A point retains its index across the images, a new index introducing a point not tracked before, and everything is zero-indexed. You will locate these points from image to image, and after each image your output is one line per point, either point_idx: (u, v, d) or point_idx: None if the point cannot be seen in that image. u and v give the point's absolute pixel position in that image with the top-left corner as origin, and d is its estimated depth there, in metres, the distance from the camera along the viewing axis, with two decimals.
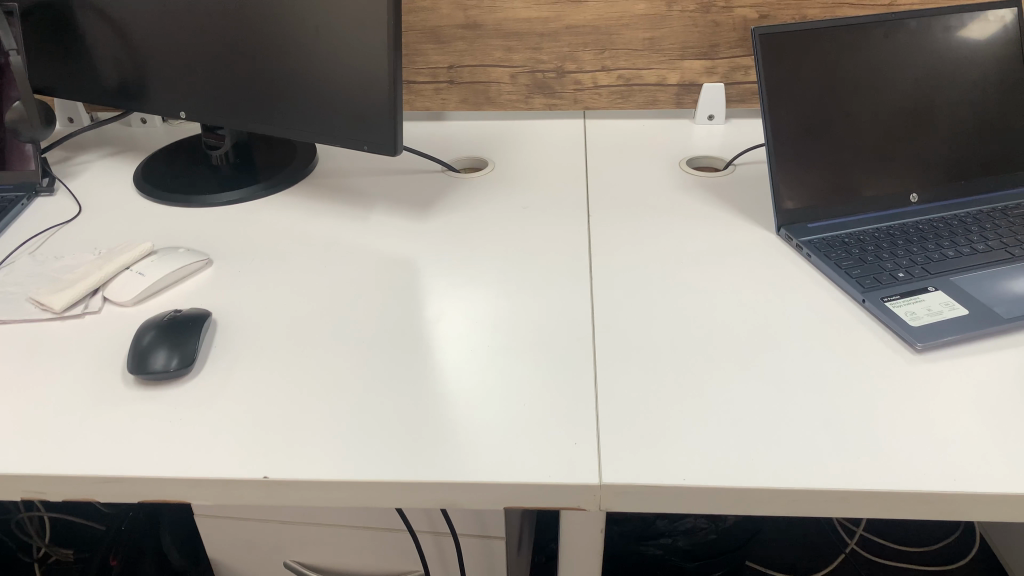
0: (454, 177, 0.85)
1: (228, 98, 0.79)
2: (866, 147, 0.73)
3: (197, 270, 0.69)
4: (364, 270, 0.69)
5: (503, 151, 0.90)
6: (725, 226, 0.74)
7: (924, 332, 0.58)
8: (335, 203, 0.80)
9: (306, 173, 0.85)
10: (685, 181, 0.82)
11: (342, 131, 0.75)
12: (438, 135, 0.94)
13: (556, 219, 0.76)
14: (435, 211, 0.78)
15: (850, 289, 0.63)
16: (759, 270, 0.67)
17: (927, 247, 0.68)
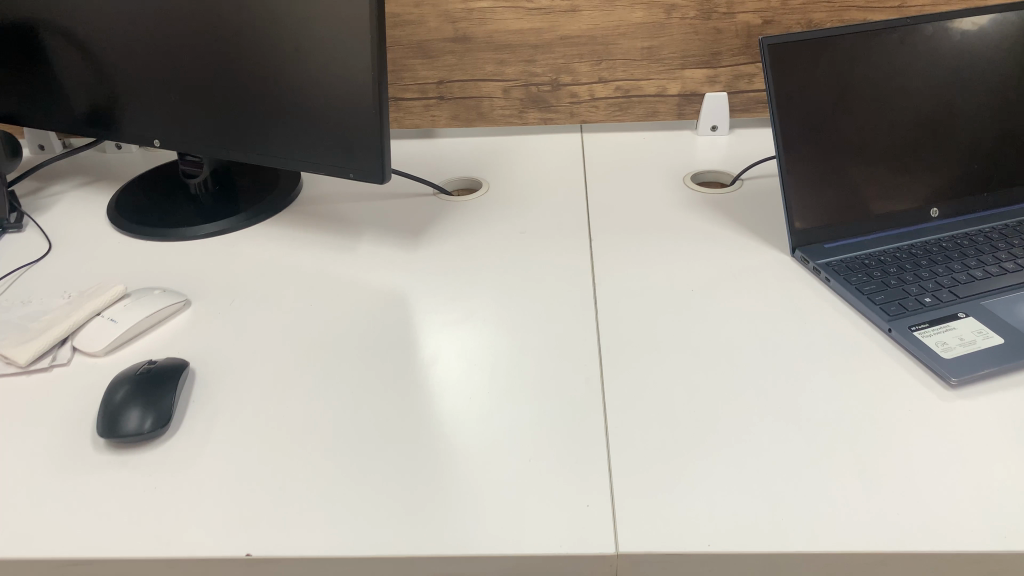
0: (447, 201, 0.80)
1: (205, 124, 0.75)
2: (884, 160, 0.69)
3: (175, 312, 0.64)
4: (354, 307, 0.64)
5: (498, 171, 0.85)
6: (735, 247, 0.70)
7: (958, 364, 0.53)
8: (321, 232, 0.76)
9: (291, 200, 0.81)
10: (689, 198, 0.78)
11: (326, 157, 0.70)
12: (429, 155, 0.89)
13: (558, 245, 0.71)
14: (428, 239, 0.74)
15: (875, 317, 0.59)
16: (775, 297, 0.63)
17: (952, 267, 0.64)
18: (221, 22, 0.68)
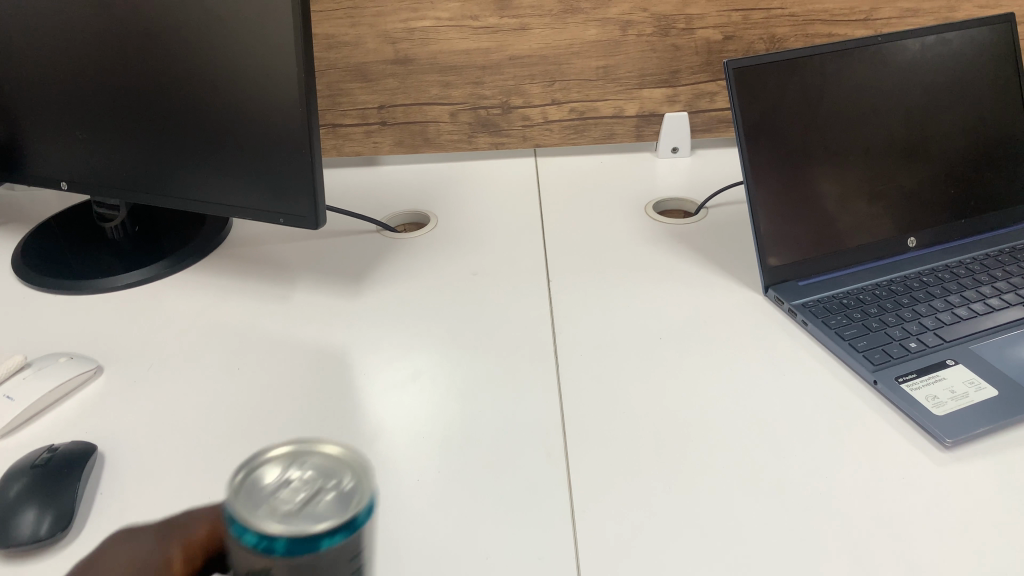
0: (391, 239, 0.74)
1: (117, 163, 0.67)
2: (857, 191, 0.65)
3: (84, 382, 0.57)
4: (288, 370, 0.58)
5: (446, 202, 0.79)
6: (704, 286, 0.65)
7: (951, 423, 0.49)
8: (254, 281, 0.69)
9: (219, 242, 0.74)
10: (652, 229, 0.72)
11: (253, 200, 0.64)
12: (372, 185, 0.83)
13: (512, 288, 0.66)
14: (371, 286, 0.68)
15: (858, 367, 0.54)
16: (750, 345, 0.58)
17: (935, 304, 0.59)
18: (129, 52, 0.61)
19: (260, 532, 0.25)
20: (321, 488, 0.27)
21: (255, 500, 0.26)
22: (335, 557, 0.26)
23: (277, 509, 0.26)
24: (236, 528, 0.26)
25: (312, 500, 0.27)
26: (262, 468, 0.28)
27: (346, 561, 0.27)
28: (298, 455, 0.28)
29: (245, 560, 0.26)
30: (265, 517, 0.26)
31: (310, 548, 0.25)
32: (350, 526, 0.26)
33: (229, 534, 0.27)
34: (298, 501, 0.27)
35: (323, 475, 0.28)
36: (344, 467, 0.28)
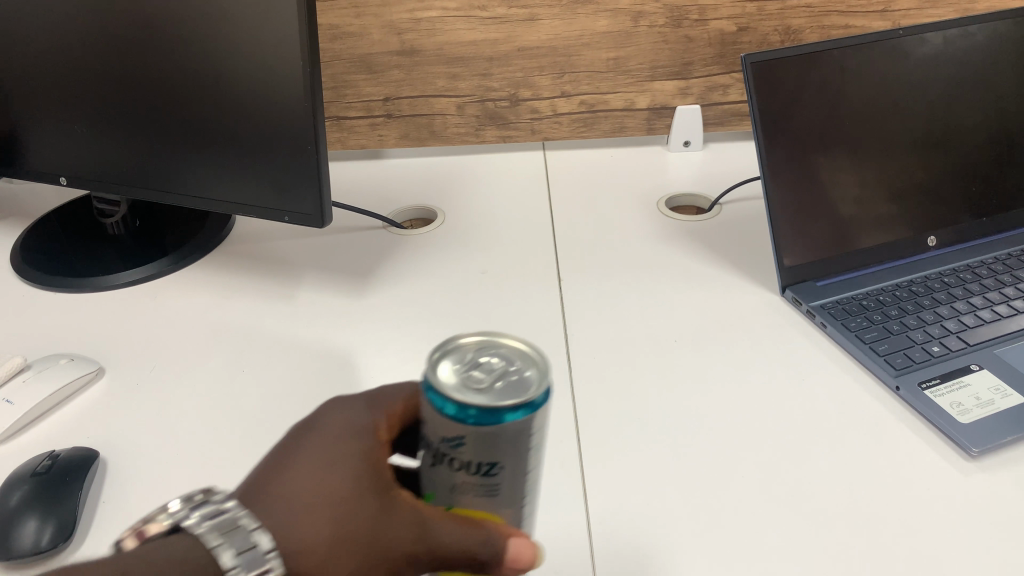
0: (398, 235, 0.73)
1: (116, 158, 0.65)
2: (877, 189, 0.63)
3: (85, 385, 0.56)
4: (294, 373, 0.57)
5: (453, 197, 0.78)
6: (718, 286, 0.63)
7: (978, 431, 0.48)
8: (259, 278, 0.68)
9: (222, 239, 0.73)
10: (665, 226, 0.71)
11: (257, 197, 0.62)
12: (377, 179, 0.82)
13: (523, 288, 0.64)
14: (379, 284, 0.66)
15: (880, 371, 0.53)
16: (768, 348, 0.57)
17: (957, 306, 0.58)
18: (129, 44, 0.59)
19: (457, 404, 0.27)
20: (506, 371, 0.29)
21: (447, 376, 0.28)
22: (516, 431, 0.28)
23: (468, 383, 0.28)
24: (434, 399, 0.28)
25: (498, 379, 0.28)
26: (453, 353, 0.30)
27: (521, 440, 0.28)
28: (483, 346, 0.30)
29: (440, 426, 0.28)
30: (459, 390, 0.27)
31: (497, 419, 0.27)
32: (528, 407, 0.28)
33: (425, 404, 0.29)
34: (487, 378, 0.28)
35: (506, 363, 0.29)
36: (524, 360, 0.30)
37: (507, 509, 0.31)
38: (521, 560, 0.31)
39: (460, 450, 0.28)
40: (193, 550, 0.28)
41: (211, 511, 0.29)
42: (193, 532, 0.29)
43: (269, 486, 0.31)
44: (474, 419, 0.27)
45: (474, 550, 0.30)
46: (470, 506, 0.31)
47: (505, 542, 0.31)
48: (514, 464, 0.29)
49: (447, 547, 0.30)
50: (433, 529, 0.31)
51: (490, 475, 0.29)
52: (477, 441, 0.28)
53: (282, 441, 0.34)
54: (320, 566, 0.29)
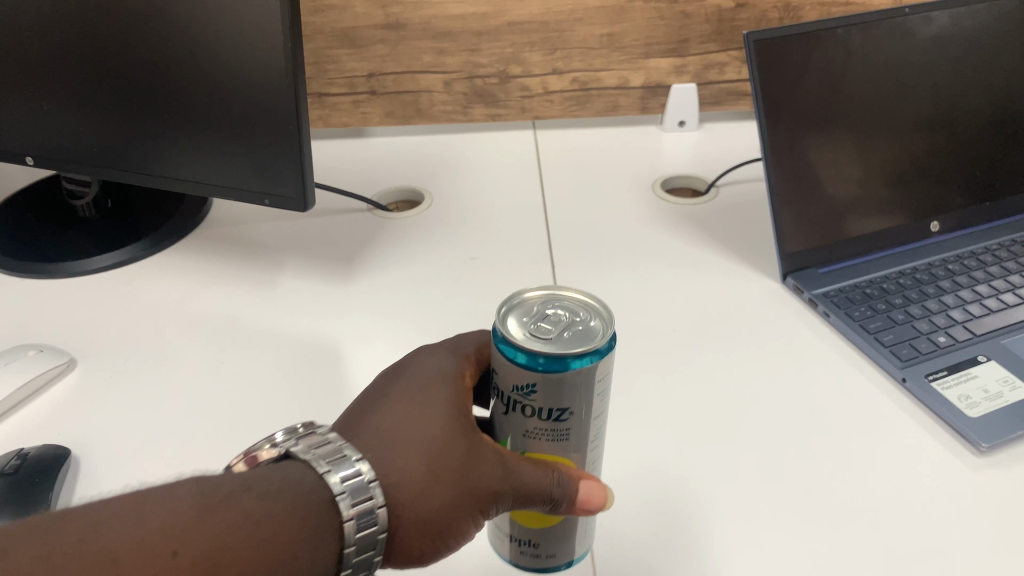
0: (383, 218, 0.71)
1: (84, 137, 0.62)
2: (880, 172, 0.61)
3: (55, 377, 0.53)
4: (277, 364, 0.54)
5: (439, 180, 0.76)
6: (715, 274, 0.61)
7: (988, 425, 0.46)
8: (239, 264, 0.65)
9: (197, 223, 0.70)
10: (659, 209, 0.69)
11: (236, 179, 0.59)
12: (361, 160, 0.79)
13: (514, 275, 0.62)
14: (365, 270, 0.64)
15: (885, 363, 0.51)
16: (769, 339, 0.55)
17: (962, 294, 0.56)
18: (98, 16, 0.55)
19: (529, 353, 0.32)
20: (569, 323, 0.34)
21: (517, 331, 0.33)
22: (583, 376, 0.33)
23: (538, 335, 0.33)
24: (507, 351, 0.33)
25: (563, 331, 0.34)
26: (521, 310, 0.35)
27: (590, 385, 0.33)
28: (546, 303, 0.36)
29: (513, 375, 0.33)
30: (530, 342, 0.33)
31: (563, 365, 0.32)
32: (596, 353, 0.33)
33: (499, 357, 0.34)
34: (554, 330, 0.33)
35: (570, 317, 0.35)
36: (585, 313, 0.35)
37: (572, 453, 0.36)
38: (586, 500, 0.36)
39: (532, 397, 0.33)
40: (302, 476, 0.31)
41: (316, 441, 0.32)
42: (303, 459, 0.31)
43: (366, 423, 0.35)
44: (543, 366, 0.32)
45: (544, 491, 0.35)
46: (542, 450, 0.36)
47: (572, 483, 0.35)
48: (585, 409, 0.34)
49: (521, 488, 0.34)
50: (515, 471, 0.35)
51: (558, 420, 0.34)
52: (547, 386, 0.33)
53: (373, 389, 0.38)
54: (416, 495, 0.32)
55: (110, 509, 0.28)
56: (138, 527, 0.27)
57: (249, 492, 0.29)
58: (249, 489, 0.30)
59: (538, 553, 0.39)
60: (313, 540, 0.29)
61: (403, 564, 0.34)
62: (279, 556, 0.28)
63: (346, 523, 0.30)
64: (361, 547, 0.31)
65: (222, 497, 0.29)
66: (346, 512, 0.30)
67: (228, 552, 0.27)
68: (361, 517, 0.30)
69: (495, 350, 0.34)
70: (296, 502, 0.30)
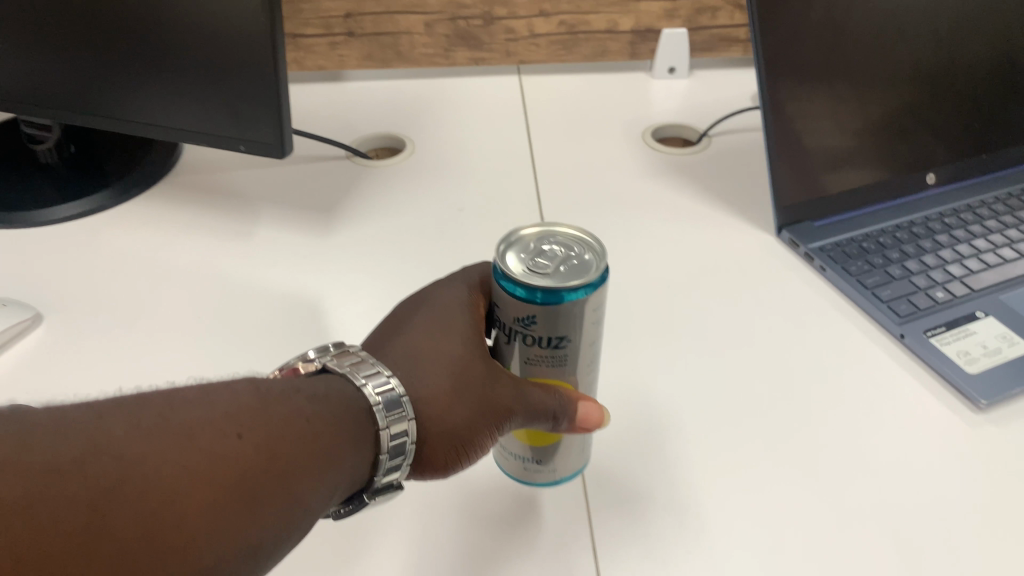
0: (362, 165, 0.68)
1: (40, 80, 0.57)
2: (878, 123, 0.59)
3: (19, 334, 0.50)
4: (258, 319, 0.52)
5: (421, 126, 0.73)
6: (708, 230, 0.60)
7: (988, 382, 0.46)
8: (213, 214, 0.62)
9: (167, 170, 0.66)
10: (650, 159, 0.69)
11: (209, 124, 0.56)
12: (338, 104, 0.76)
13: (502, 226, 0.60)
14: (346, 220, 0.62)
15: (883, 319, 0.51)
16: (765, 295, 0.54)
17: (959, 248, 0.55)
18: None
19: (526, 288, 0.33)
20: (566, 258, 0.35)
21: (517, 264, 0.34)
22: (579, 307, 0.34)
23: (536, 269, 0.33)
24: (506, 284, 0.34)
25: (561, 265, 0.34)
26: (520, 246, 0.35)
27: (587, 314, 0.34)
28: (542, 237, 0.36)
29: (514, 307, 0.34)
30: (528, 276, 0.33)
31: (559, 298, 0.33)
32: (589, 286, 0.33)
33: (499, 289, 0.34)
34: (551, 265, 0.34)
35: (565, 251, 0.35)
36: (579, 247, 0.35)
37: (575, 376, 0.38)
38: (589, 421, 0.38)
39: (532, 328, 0.34)
40: (342, 386, 0.33)
41: (351, 360, 0.35)
42: (341, 373, 0.34)
43: (396, 348, 0.38)
44: (541, 299, 0.33)
45: (555, 412, 0.37)
46: (542, 375, 0.37)
47: (577, 405, 0.37)
48: (583, 336, 0.35)
49: (535, 409, 0.36)
50: (527, 391, 0.36)
51: (556, 348, 0.35)
52: (545, 318, 0.34)
53: (399, 318, 0.40)
54: (442, 410, 0.35)
55: (173, 398, 0.29)
56: (204, 414, 0.28)
57: (299, 394, 0.31)
58: (297, 392, 0.32)
59: (541, 469, 0.41)
60: (356, 442, 0.31)
61: (426, 477, 0.36)
62: (328, 453, 0.30)
63: (383, 432, 0.32)
64: (394, 455, 0.33)
65: (275, 395, 0.31)
66: (383, 421, 0.32)
67: (285, 444, 0.29)
68: (396, 427, 0.33)
69: (494, 282, 0.35)
70: (339, 407, 0.32)
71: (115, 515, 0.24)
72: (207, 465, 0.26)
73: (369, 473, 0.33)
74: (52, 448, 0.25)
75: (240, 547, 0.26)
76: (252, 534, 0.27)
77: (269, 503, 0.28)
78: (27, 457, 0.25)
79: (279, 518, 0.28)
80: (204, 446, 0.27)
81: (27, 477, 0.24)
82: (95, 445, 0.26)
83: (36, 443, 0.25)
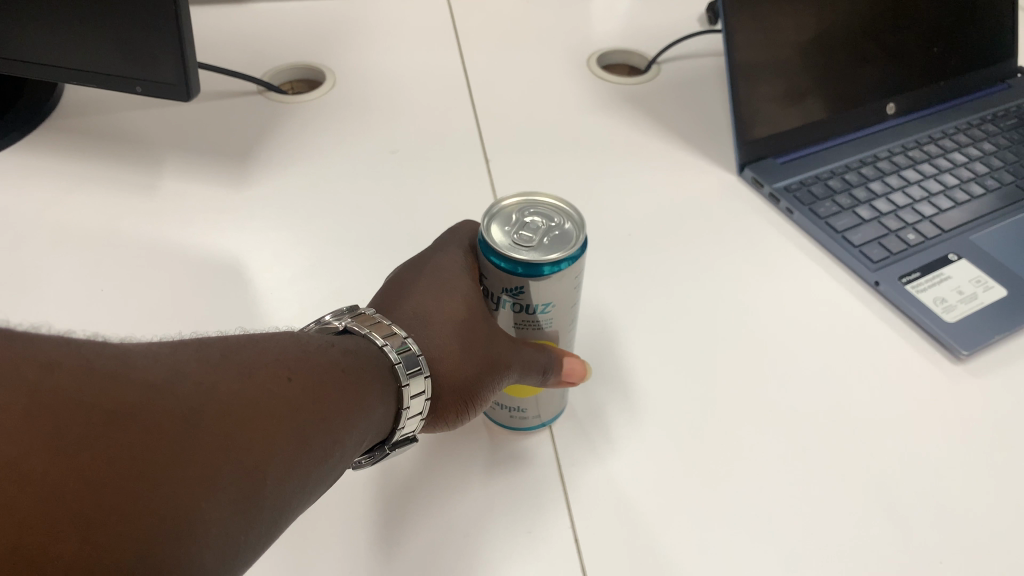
0: (279, 100, 0.61)
1: None
2: (841, 47, 0.56)
3: None
4: (174, 287, 0.45)
5: (342, 54, 0.66)
6: (663, 170, 0.57)
7: (967, 331, 0.44)
8: (108, 162, 0.54)
9: (46, 112, 0.57)
10: (596, 88, 0.64)
11: (96, 62, 0.47)
12: (247, 31, 0.68)
13: (444, 168, 0.55)
14: (264, 166, 0.54)
15: (856, 264, 0.48)
16: (731, 243, 0.51)
17: (927, 185, 0.53)
18: None
19: (509, 260, 0.31)
20: (548, 228, 0.33)
21: (499, 236, 0.32)
22: (564, 277, 0.32)
23: (519, 241, 0.32)
24: (490, 258, 0.32)
25: (544, 236, 0.32)
26: (501, 217, 0.33)
27: (574, 278, 0.33)
28: (524, 206, 0.34)
29: (499, 278, 0.32)
30: (511, 248, 0.31)
31: (542, 272, 0.31)
32: (573, 258, 0.32)
33: (484, 262, 0.33)
34: (535, 236, 0.32)
35: (547, 220, 0.33)
36: (561, 215, 0.33)
37: (557, 332, 0.36)
38: (574, 375, 0.37)
39: (520, 296, 0.33)
40: (365, 345, 0.32)
41: (366, 321, 0.33)
42: (362, 335, 0.32)
43: (401, 305, 0.36)
44: (523, 271, 0.31)
45: (544, 367, 0.35)
46: (533, 335, 0.36)
47: (563, 359, 0.36)
48: (570, 297, 0.34)
49: (529, 367, 0.35)
50: (522, 348, 0.35)
51: (540, 313, 0.34)
52: (533, 289, 0.32)
53: (401, 276, 0.38)
54: (450, 367, 0.34)
55: (221, 339, 0.27)
56: (258, 356, 0.26)
57: (334, 347, 0.30)
58: (331, 346, 0.30)
59: (523, 415, 0.39)
60: (384, 395, 0.30)
61: (436, 429, 0.36)
62: (364, 401, 0.29)
63: (404, 389, 0.31)
64: (412, 411, 0.32)
65: (313, 347, 0.29)
66: (404, 377, 0.31)
67: (333, 390, 0.28)
68: (415, 383, 0.31)
69: (479, 256, 0.33)
70: (369, 363, 0.31)
71: (201, 429, 0.22)
72: (271, 400, 0.25)
73: (388, 427, 0.32)
74: (141, 364, 0.23)
75: (304, 475, 0.25)
76: (309, 467, 0.25)
77: (324, 441, 0.26)
78: (127, 371, 0.22)
79: (330, 453, 0.26)
80: (267, 383, 0.25)
81: (114, 387, 0.21)
82: (171, 367, 0.23)
83: (110, 360, 0.23)
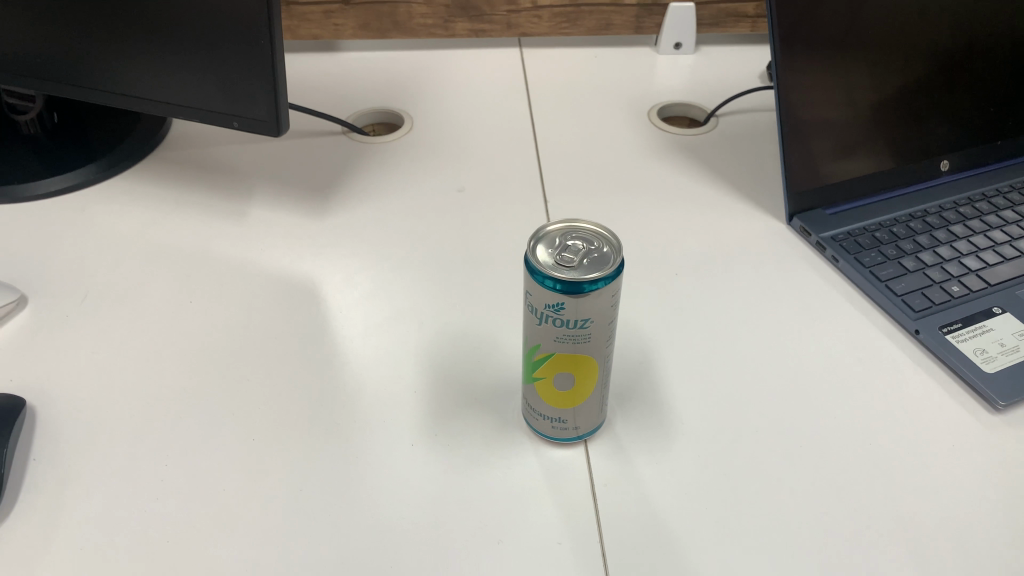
0: (359, 140, 0.66)
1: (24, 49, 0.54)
2: (894, 104, 0.57)
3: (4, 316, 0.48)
4: (251, 303, 0.50)
5: (419, 100, 0.71)
6: (714, 216, 0.59)
7: (1006, 382, 0.45)
8: (203, 190, 0.60)
9: (155, 143, 0.64)
10: (655, 138, 0.67)
11: (201, 100, 0.53)
12: (335, 76, 0.74)
13: (505, 207, 0.59)
14: (341, 199, 0.59)
15: (898, 312, 0.50)
16: (775, 287, 0.53)
17: (975, 241, 0.54)
18: None
19: (552, 279, 0.34)
20: (588, 250, 0.36)
21: (544, 257, 0.35)
22: (601, 296, 0.35)
23: (561, 262, 0.35)
24: (535, 276, 0.35)
25: (584, 257, 0.35)
26: (546, 240, 0.37)
27: (611, 296, 0.36)
28: (567, 231, 0.37)
29: (543, 295, 0.35)
30: (553, 267, 0.35)
31: (582, 289, 0.34)
32: (610, 277, 0.35)
33: (529, 280, 0.36)
34: (575, 257, 0.35)
35: (587, 244, 0.36)
36: (600, 239, 0.36)
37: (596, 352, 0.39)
38: None
39: (561, 313, 0.36)
40: None
41: None
42: None
43: None
44: (564, 288, 0.34)
45: None
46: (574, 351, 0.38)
47: None
48: (608, 314, 0.37)
49: None
50: None
51: (580, 329, 0.37)
52: (572, 304, 0.35)
53: None
54: None
55: None
56: None
57: None
58: None
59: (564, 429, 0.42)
60: None
61: None
62: None
63: None
64: None
65: None
66: None
67: None
68: None
69: (524, 275, 0.36)
70: None
71: None
72: None
73: None
74: None
75: None
76: None
77: None
78: None
79: None
80: None
81: None
82: None
83: None
